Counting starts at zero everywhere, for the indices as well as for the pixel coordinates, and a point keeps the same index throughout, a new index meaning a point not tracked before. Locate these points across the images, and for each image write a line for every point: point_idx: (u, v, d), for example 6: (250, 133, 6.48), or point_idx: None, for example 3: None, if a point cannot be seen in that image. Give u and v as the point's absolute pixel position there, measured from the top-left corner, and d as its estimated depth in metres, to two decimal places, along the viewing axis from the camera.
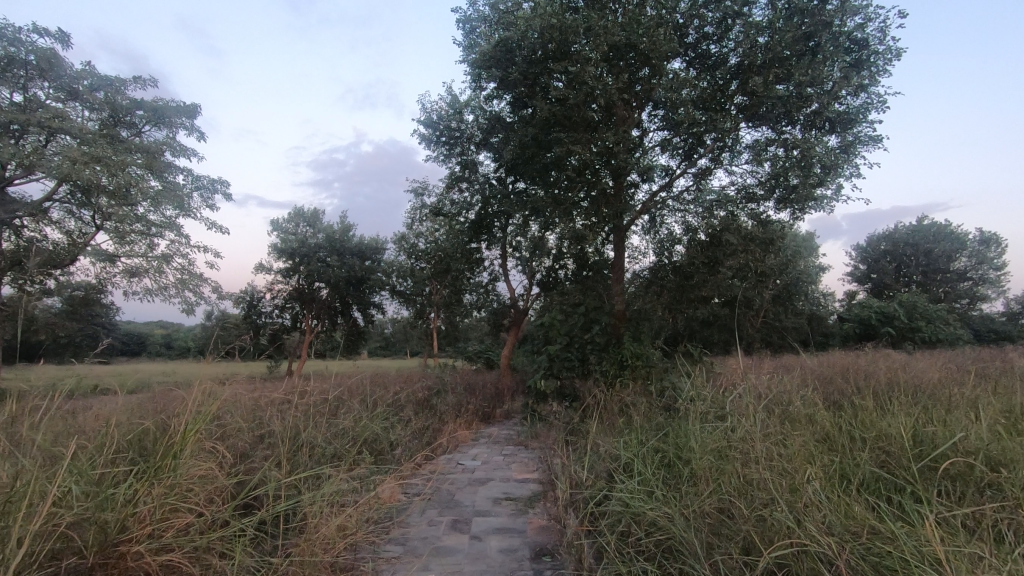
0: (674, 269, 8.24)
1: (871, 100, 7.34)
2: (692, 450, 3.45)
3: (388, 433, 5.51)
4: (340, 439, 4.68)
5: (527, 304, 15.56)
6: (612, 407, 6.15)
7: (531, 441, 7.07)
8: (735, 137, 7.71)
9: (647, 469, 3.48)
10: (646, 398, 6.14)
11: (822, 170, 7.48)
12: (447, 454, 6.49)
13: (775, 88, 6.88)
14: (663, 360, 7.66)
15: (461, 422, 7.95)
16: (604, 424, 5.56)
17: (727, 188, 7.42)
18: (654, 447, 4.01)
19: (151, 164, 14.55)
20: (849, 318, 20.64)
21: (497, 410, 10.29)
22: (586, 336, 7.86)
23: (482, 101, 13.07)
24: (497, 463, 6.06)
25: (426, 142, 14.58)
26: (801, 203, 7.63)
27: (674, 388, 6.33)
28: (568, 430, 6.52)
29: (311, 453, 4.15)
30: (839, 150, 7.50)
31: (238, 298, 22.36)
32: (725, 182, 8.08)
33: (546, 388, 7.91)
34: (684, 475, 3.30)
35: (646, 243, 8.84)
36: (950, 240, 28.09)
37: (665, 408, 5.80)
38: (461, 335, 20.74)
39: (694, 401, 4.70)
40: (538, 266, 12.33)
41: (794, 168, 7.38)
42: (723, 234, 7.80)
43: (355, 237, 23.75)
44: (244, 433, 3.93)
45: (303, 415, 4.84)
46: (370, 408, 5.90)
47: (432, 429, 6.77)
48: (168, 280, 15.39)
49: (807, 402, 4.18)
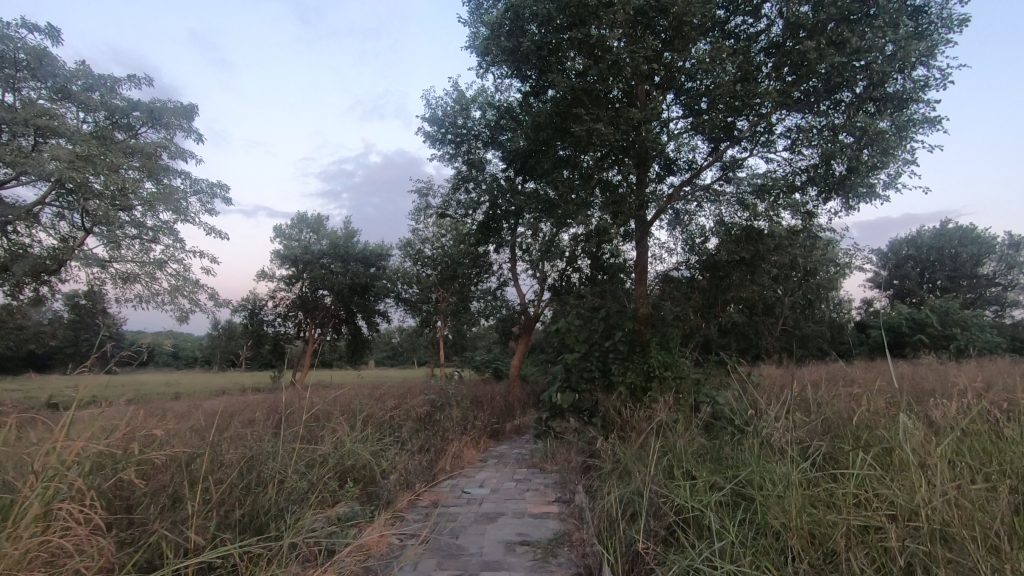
0: (705, 267, 7.40)
1: (929, 75, 6.48)
2: (782, 504, 2.70)
3: (380, 459, 4.68)
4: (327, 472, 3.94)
5: (538, 311, 14.69)
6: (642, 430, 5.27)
7: (547, 464, 6.19)
8: (772, 119, 6.89)
9: (726, 525, 2.75)
10: (683, 417, 5.26)
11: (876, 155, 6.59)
12: (452, 480, 5.63)
13: (831, 54, 6.00)
14: (696, 371, 6.77)
15: (467, 441, 7.10)
16: (637, 449, 4.71)
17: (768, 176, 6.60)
18: (719, 489, 3.21)
19: (146, 166, 13.86)
20: (875, 325, 19.61)
21: (506, 426, 9.42)
22: (607, 344, 6.99)
23: (492, 95, 12.44)
24: (509, 491, 5.20)
25: (431, 141, 13.83)
26: (852, 191, 6.74)
27: (715, 405, 5.43)
28: (590, 452, 5.64)
29: (281, 485, 3.39)
30: (894, 133, 6.61)
31: (239, 306, 21.65)
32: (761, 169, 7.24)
33: (562, 403, 7.01)
34: (779, 540, 2.58)
35: (672, 241, 8.00)
36: (976, 244, 26.95)
37: (712, 428, 4.93)
38: (468, 344, 19.91)
39: (755, 423, 3.87)
40: (552, 269, 11.49)
41: (847, 150, 6.49)
42: (763, 228, 6.96)
43: (360, 243, 23.04)
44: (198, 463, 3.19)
45: (274, 438, 4.03)
46: (362, 427, 5.12)
47: (434, 452, 5.90)
48: (160, 287, 14.61)
49: (906, 423, 3.31)
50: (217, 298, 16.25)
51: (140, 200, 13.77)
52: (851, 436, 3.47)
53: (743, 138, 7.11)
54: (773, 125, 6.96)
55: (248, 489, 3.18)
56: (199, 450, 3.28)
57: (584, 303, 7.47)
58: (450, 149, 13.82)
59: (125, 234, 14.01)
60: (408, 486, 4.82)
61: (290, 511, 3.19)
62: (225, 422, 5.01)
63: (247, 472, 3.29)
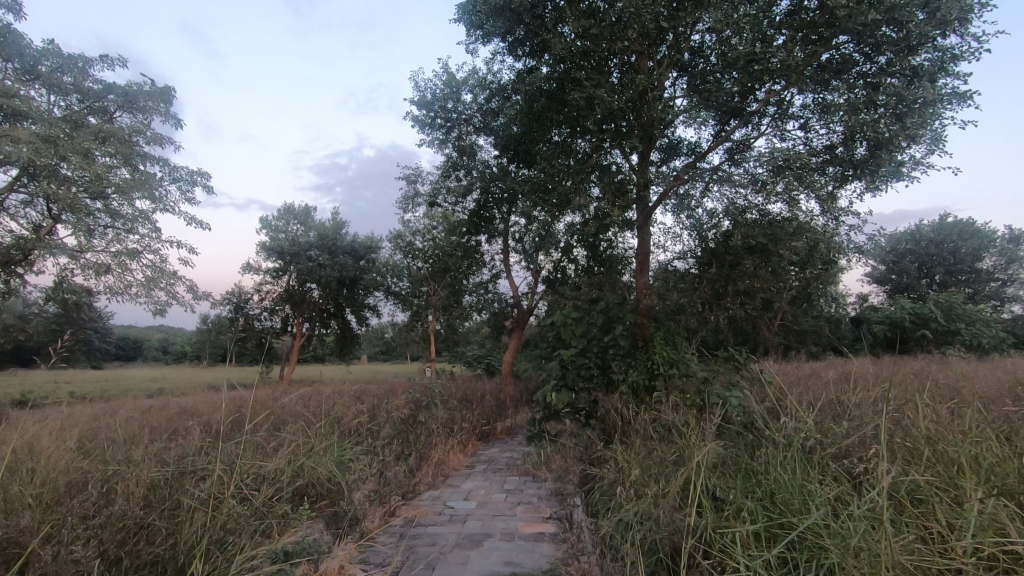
0: (714, 255, 6.79)
1: (964, 44, 5.83)
2: (849, 554, 2.13)
3: (348, 473, 4.09)
4: (280, 491, 3.34)
5: (532, 304, 14.01)
6: (647, 442, 4.64)
7: (540, 472, 5.58)
8: (788, 93, 6.27)
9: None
10: (695, 422, 4.64)
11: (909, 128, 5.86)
12: (433, 493, 5.00)
13: (866, 8, 5.35)
14: (704, 369, 6.16)
15: (454, 444, 6.48)
16: (644, 464, 4.09)
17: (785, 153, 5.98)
18: (761, 530, 2.63)
19: (119, 150, 13.01)
20: (878, 319, 19.09)
21: (497, 426, 8.82)
22: (607, 339, 6.38)
23: (484, 76, 11.80)
24: (497, 505, 4.60)
25: (420, 125, 13.09)
26: (876, 171, 6.09)
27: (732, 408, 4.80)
28: (589, 462, 5.01)
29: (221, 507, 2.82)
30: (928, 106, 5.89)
31: (224, 299, 20.87)
32: (773, 148, 6.66)
33: (557, 404, 6.40)
34: None
35: (677, 227, 7.40)
36: (977, 238, 26.39)
37: (731, 437, 4.31)
38: (461, 339, 19.26)
39: (786, 432, 3.28)
40: (547, 260, 10.86)
41: (877, 124, 5.80)
42: (777, 214, 6.34)
43: (349, 235, 22.27)
44: (111, 488, 2.61)
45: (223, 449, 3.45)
46: (332, 434, 4.54)
47: (413, 460, 5.27)
48: (134, 279, 13.81)
49: (987, 439, 2.70)
50: (197, 291, 15.48)
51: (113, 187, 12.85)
52: (908, 452, 2.87)
53: (753, 114, 6.52)
54: (786, 99, 6.38)
55: (170, 517, 2.60)
56: (115, 472, 2.70)
57: (581, 296, 6.87)
58: (439, 134, 13.08)
59: (99, 224, 13.22)
60: (381, 501, 4.20)
61: (225, 541, 2.60)
62: (181, 427, 4.46)
63: (172, 496, 2.73)
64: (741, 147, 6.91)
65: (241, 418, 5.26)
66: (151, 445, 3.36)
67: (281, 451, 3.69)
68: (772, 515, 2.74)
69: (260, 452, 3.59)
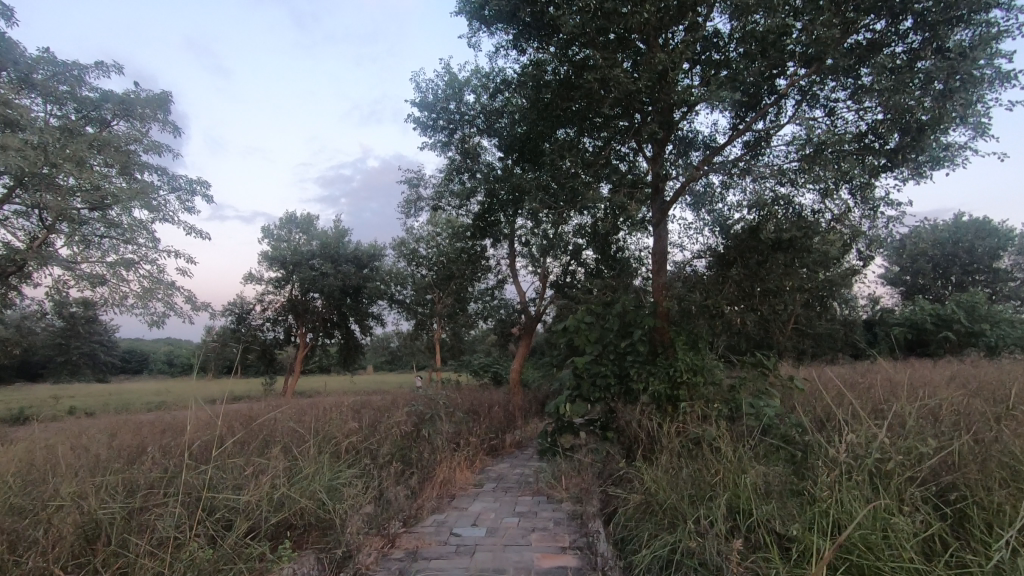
0: (740, 252, 6.30)
1: (1008, 18, 5.35)
2: None
3: (340, 500, 3.68)
4: (260, 526, 2.96)
5: (540, 310, 13.49)
6: (676, 463, 4.15)
7: (556, 492, 5.09)
8: (817, 73, 5.86)
9: None
10: (730, 439, 4.14)
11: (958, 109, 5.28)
12: (438, 517, 4.53)
13: None
14: (733, 376, 5.65)
15: (460, 461, 5.97)
16: (678, 491, 3.59)
17: (815, 138, 5.56)
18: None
19: (116, 159, 12.49)
20: (897, 321, 18.38)
21: (506, 439, 8.30)
22: (626, 344, 5.89)
23: (487, 75, 11.44)
24: (511, 532, 4.11)
25: (421, 127, 12.68)
26: (917, 157, 5.57)
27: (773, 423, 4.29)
28: (613, 484, 4.51)
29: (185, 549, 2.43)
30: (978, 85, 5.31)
31: (226, 310, 20.48)
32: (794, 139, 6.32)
33: (573, 416, 5.92)
34: None
35: (696, 225, 6.93)
36: (995, 237, 25.66)
37: (776, 458, 3.81)
38: (466, 348, 18.76)
39: (847, 450, 2.83)
40: (556, 263, 10.40)
41: (920, 104, 5.28)
42: (804, 207, 5.89)
43: (351, 244, 21.88)
44: (53, 531, 2.24)
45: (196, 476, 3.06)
46: (324, 453, 4.15)
47: (416, 481, 4.80)
48: (130, 289, 13.41)
49: None
50: (196, 302, 15.10)
51: (110, 199, 12.33)
52: (1004, 478, 2.39)
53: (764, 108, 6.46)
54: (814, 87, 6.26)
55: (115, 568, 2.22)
56: (61, 512, 2.34)
57: (594, 299, 6.39)
58: (442, 136, 12.68)
59: (95, 233, 12.82)
60: (378, 530, 3.77)
61: None
62: (164, 445, 4.11)
63: (121, 541, 2.35)
64: (760, 140, 6.58)
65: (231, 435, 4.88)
66: (116, 471, 3.01)
67: (264, 474, 3.32)
68: (844, 556, 2.34)
69: (240, 476, 3.21)
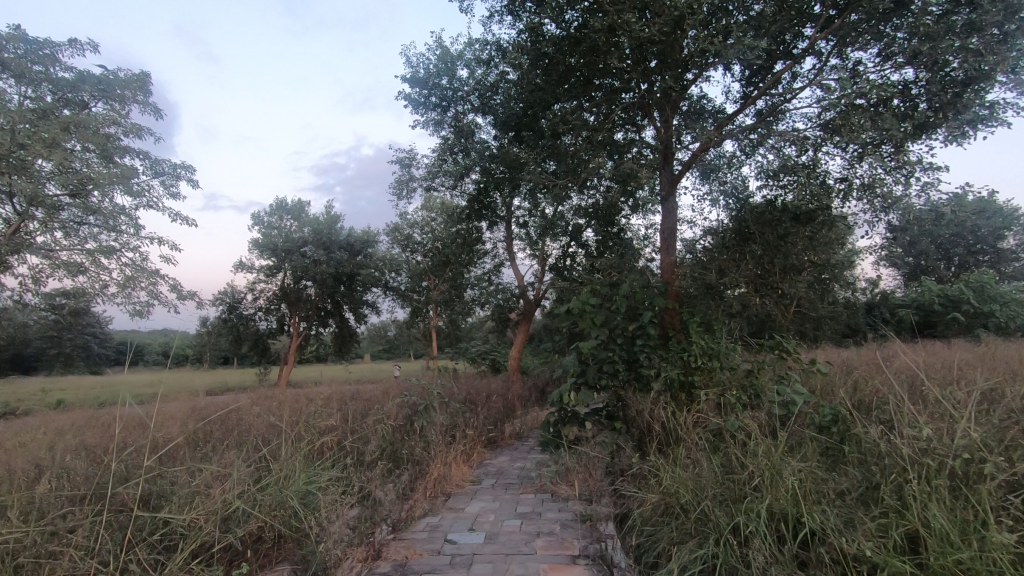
0: (758, 226, 5.80)
1: None
2: None
3: (315, 507, 3.25)
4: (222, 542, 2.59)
5: (539, 294, 12.93)
6: (699, 461, 3.67)
7: (561, 489, 4.61)
8: (845, 24, 5.35)
9: None
10: (759, 434, 3.65)
11: (1008, 56, 4.65)
12: (433, 520, 4.06)
13: None
14: (751, 359, 5.18)
15: (456, 455, 5.48)
16: (705, 496, 3.11)
17: (849, 89, 4.99)
18: None
19: (94, 141, 11.33)
20: (904, 303, 17.87)
21: (505, 429, 7.83)
22: (634, 326, 5.39)
23: (481, 47, 10.82)
24: (514, 538, 3.64)
25: (413, 104, 12.05)
26: (957, 115, 4.98)
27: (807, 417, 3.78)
28: (627, 485, 4.03)
29: None
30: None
31: (216, 300, 19.88)
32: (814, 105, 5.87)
33: (577, 404, 5.44)
34: None
35: (709, 197, 6.42)
36: (1001, 215, 25.00)
37: (812, 458, 3.36)
38: (463, 335, 18.27)
39: (913, 447, 2.37)
40: (555, 244, 9.91)
41: (964, 53, 4.67)
42: (827, 175, 5.32)
43: (344, 229, 21.24)
44: None
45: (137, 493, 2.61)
46: (304, 452, 3.76)
47: (405, 480, 4.33)
48: (111, 278, 12.82)
49: None
50: (181, 290, 14.57)
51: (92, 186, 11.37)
52: None
53: (772, 84, 6.28)
54: (826, 56, 6.05)
55: None
56: None
57: (599, 279, 5.87)
58: (435, 114, 12.06)
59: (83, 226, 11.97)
60: (365, 535, 3.35)
61: None
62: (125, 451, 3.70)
63: None
64: (775, 109, 6.13)
65: (205, 436, 4.46)
66: (50, 482, 2.67)
67: (230, 472, 2.96)
68: None
69: (198, 478, 2.83)
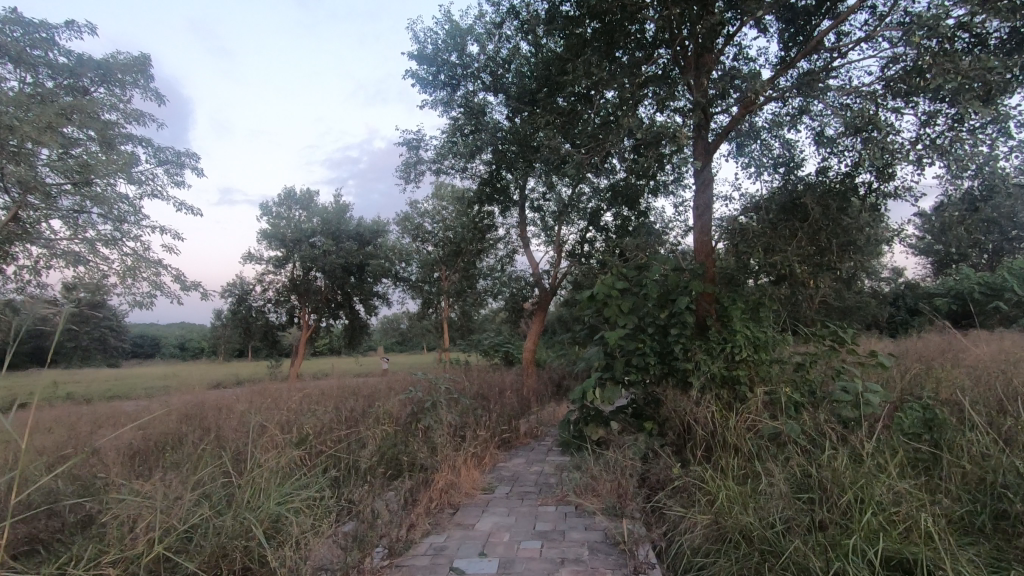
0: (809, 198, 5.09)
1: None
2: None
3: (285, 532, 2.70)
4: None
5: (556, 282, 12.20)
6: (760, 477, 3.02)
7: (588, 502, 3.96)
8: None
9: None
10: (834, 447, 2.98)
11: None
12: (438, 541, 3.45)
13: None
14: (804, 350, 4.49)
15: (467, 458, 4.87)
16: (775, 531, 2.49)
17: (928, 35, 4.20)
18: None
19: None
20: (939, 292, 16.75)
21: (519, 427, 7.20)
22: (668, 314, 4.72)
23: (492, 18, 10.05)
24: (537, 566, 3.02)
25: (421, 83, 11.31)
26: None
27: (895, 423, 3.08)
28: (668, 503, 3.39)
29: None
30: None
31: (225, 292, 19.43)
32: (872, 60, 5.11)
33: (602, 402, 4.79)
34: None
35: (750, 168, 5.69)
36: None
37: (903, 475, 2.69)
38: (476, 327, 17.64)
39: None
40: (572, 226, 9.19)
41: None
42: (897, 135, 4.54)
43: (353, 220, 20.60)
44: None
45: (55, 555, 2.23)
46: (290, 458, 3.32)
47: (408, 495, 3.72)
48: (112, 268, 12.32)
49: None
50: (186, 281, 14.08)
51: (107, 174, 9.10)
52: None
53: (818, 44, 5.52)
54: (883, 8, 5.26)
55: None
56: None
57: (625, 262, 5.18)
58: (443, 93, 11.30)
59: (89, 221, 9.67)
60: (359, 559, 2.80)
61: None
62: (87, 462, 3.26)
63: None
64: (822, 69, 5.36)
65: (178, 446, 3.95)
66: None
67: (182, 495, 2.58)
68: None
69: (132, 508, 2.38)
